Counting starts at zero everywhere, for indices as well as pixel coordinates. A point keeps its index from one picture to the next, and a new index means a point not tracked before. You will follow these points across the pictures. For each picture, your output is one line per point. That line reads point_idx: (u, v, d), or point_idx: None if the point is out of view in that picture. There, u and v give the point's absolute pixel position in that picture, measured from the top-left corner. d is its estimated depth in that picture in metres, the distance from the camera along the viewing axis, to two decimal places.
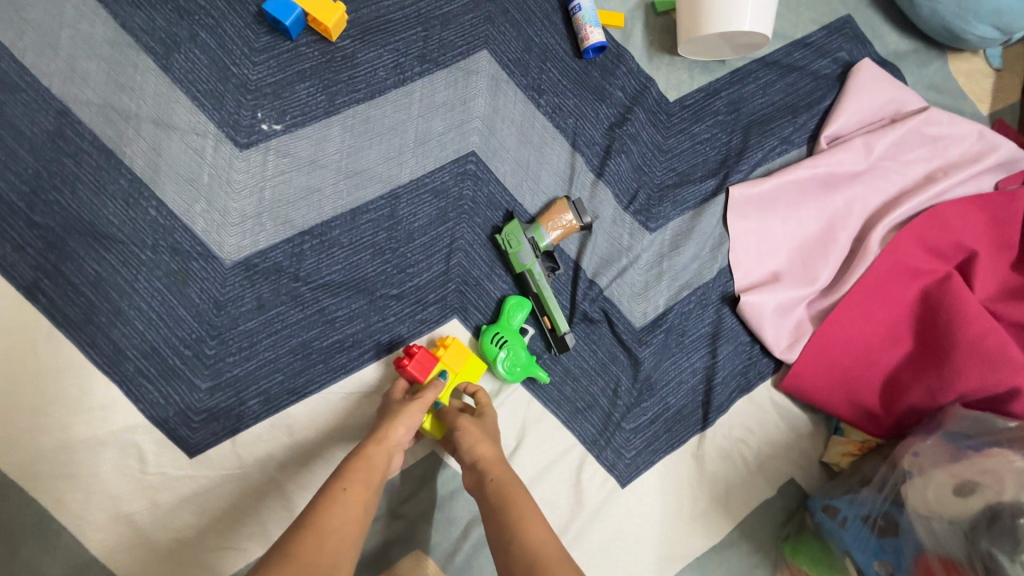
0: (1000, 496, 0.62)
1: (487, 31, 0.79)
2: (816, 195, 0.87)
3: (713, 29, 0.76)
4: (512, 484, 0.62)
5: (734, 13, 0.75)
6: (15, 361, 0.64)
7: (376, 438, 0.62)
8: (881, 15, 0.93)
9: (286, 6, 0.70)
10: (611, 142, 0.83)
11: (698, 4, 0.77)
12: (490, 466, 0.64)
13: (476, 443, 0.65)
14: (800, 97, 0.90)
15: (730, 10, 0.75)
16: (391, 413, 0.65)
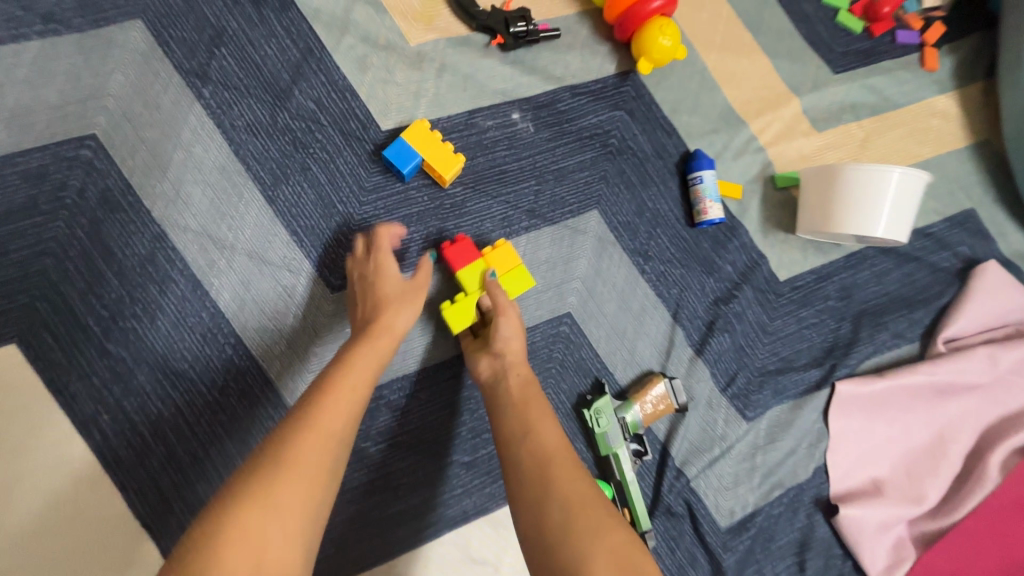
0: None
1: (601, 190, 0.75)
2: (930, 402, 0.80)
3: (843, 230, 0.72)
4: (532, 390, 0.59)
5: (868, 218, 0.71)
6: (51, 503, 0.57)
7: (345, 365, 0.53)
8: (1008, 214, 0.88)
9: (405, 154, 0.67)
10: (714, 318, 0.78)
11: (830, 200, 0.73)
12: (515, 361, 0.62)
13: (508, 336, 0.63)
14: (916, 289, 0.84)
15: (865, 214, 0.71)
16: (382, 299, 0.60)
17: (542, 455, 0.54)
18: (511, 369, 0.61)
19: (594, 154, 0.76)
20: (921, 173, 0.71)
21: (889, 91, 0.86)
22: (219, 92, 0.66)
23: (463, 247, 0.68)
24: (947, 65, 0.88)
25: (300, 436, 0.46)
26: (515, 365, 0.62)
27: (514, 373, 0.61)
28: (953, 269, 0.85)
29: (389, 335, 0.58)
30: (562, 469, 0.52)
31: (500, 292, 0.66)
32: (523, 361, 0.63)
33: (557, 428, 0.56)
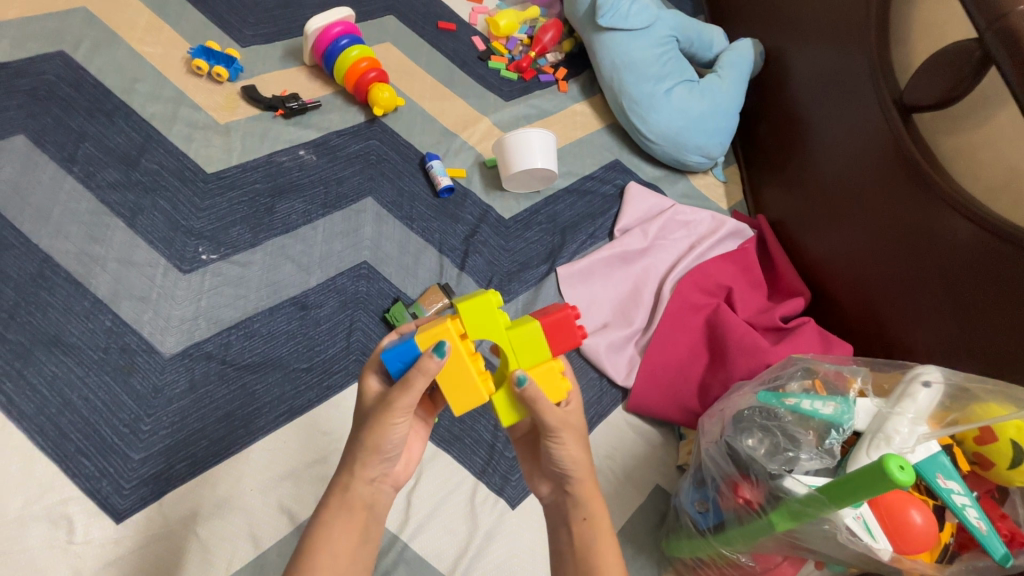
0: (734, 410, 0.78)
1: (371, 185, 1.16)
2: (619, 267, 1.24)
3: (517, 168, 1.20)
4: (592, 505, 0.73)
5: (528, 158, 1.20)
6: None
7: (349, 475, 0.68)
8: (638, 157, 1.42)
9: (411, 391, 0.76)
10: (467, 247, 1.17)
11: (506, 157, 1.21)
12: (580, 498, 0.73)
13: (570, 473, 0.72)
14: (596, 208, 1.32)
15: (526, 157, 1.20)
16: (364, 421, 0.67)
17: (591, 536, 0.72)
18: (576, 514, 0.73)
19: (361, 166, 1.17)
20: (549, 133, 1.25)
21: (544, 106, 1.42)
22: (85, 168, 0.99)
23: (565, 326, 0.71)
24: (575, 88, 1.47)
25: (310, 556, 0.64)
26: (586, 493, 0.73)
27: (575, 492, 0.73)
28: (614, 193, 1.35)
29: (382, 419, 0.66)
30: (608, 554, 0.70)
31: (554, 420, 0.69)
32: (592, 501, 0.73)
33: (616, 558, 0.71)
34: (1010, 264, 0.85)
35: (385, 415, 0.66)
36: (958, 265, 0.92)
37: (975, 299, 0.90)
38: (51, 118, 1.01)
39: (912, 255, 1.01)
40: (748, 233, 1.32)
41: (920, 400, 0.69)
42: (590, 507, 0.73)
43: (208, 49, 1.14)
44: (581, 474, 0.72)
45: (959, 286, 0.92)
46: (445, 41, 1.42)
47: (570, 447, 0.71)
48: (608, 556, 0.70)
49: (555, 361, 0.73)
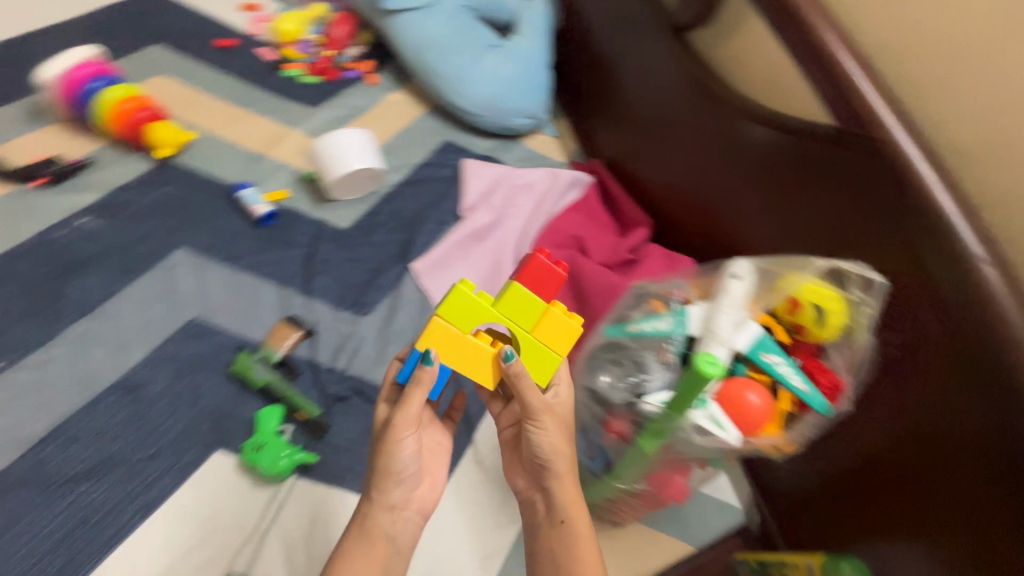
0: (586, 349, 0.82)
1: (179, 236, 1.05)
2: (474, 245, 1.22)
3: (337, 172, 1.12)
4: (575, 502, 0.76)
5: (344, 159, 1.13)
6: None
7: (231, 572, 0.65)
8: (467, 133, 1.41)
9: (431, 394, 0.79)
10: (309, 270, 1.10)
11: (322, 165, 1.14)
12: (567, 497, 0.76)
13: (560, 472, 0.76)
14: (438, 194, 1.29)
15: (342, 159, 1.14)
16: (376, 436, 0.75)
17: (569, 540, 0.75)
18: (556, 518, 0.76)
19: (162, 217, 1.05)
20: (362, 130, 1.20)
21: (357, 104, 1.35)
22: None
23: (541, 267, 0.72)
24: (386, 77, 1.42)
25: None
26: (563, 492, 0.76)
27: (557, 492, 0.76)
28: (452, 174, 1.33)
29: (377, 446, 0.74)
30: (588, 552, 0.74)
31: (535, 399, 0.72)
32: (571, 502, 0.76)
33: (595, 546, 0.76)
34: (790, 155, 0.94)
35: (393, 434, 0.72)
36: (761, 155, 1.00)
37: (780, 185, 0.97)
38: None
39: (721, 166, 1.09)
40: (588, 179, 1.36)
41: (734, 291, 0.75)
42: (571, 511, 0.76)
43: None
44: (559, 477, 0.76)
45: (768, 174, 0.99)
46: (229, 58, 1.30)
47: (554, 436, 0.75)
48: (588, 547, 0.75)
49: (555, 308, 0.74)
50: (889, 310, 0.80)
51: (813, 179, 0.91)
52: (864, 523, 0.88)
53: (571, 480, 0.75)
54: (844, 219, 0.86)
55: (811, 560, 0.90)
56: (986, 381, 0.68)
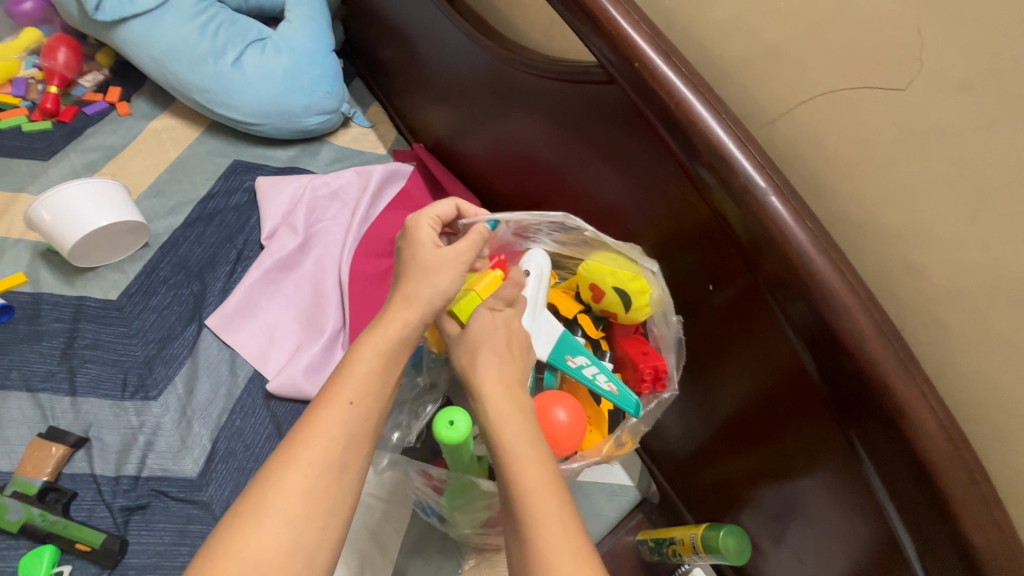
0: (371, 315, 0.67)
1: None
2: (283, 277, 1.05)
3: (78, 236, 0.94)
4: (508, 430, 0.56)
5: (85, 220, 0.95)
6: None
7: None
8: (259, 147, 1.22)
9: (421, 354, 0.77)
10: (71, 362, 0.91)
11: (61, 230, 0.95)
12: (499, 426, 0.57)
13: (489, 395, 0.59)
14: (232, 227, 1.09)
15: (82, 220, 0.95)
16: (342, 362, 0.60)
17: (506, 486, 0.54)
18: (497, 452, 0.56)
19: None
20: (111, 181, 1.01)
21: (111, 143, 1.13)
22: None
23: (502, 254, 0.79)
24: (143, 103, 1.19)
25: None
26: (492, 409, 0.58)
27: (492, 412, 0.58)
28: (248, 198, 1.13)
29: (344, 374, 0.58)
30: (530, 472, 0.54)
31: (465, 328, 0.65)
32: (515, 428, 0.57)
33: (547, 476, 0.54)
34: (583, 107, 0.81)
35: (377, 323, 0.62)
36: (554, 105, 0.86)
37: (583, 132, 0.83)
38: None
39: (528, 129, 0.95)
40: (408, 168, 1.21)
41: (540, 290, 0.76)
42: (506, 439, 0.56)
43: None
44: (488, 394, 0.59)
45: (568, 123, 0.85)
46: None
47: (484, 359, 0.62)
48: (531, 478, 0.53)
49: None
50: (719, 267, 0.72)
51: (608, 132, 0.79)
52: (746, 470, 0.84)
53: (508, 399, 0.59)
54: (653, 170, 0.74)
55: (692, 533, 0.85)
56: (801, 328, 0.60)
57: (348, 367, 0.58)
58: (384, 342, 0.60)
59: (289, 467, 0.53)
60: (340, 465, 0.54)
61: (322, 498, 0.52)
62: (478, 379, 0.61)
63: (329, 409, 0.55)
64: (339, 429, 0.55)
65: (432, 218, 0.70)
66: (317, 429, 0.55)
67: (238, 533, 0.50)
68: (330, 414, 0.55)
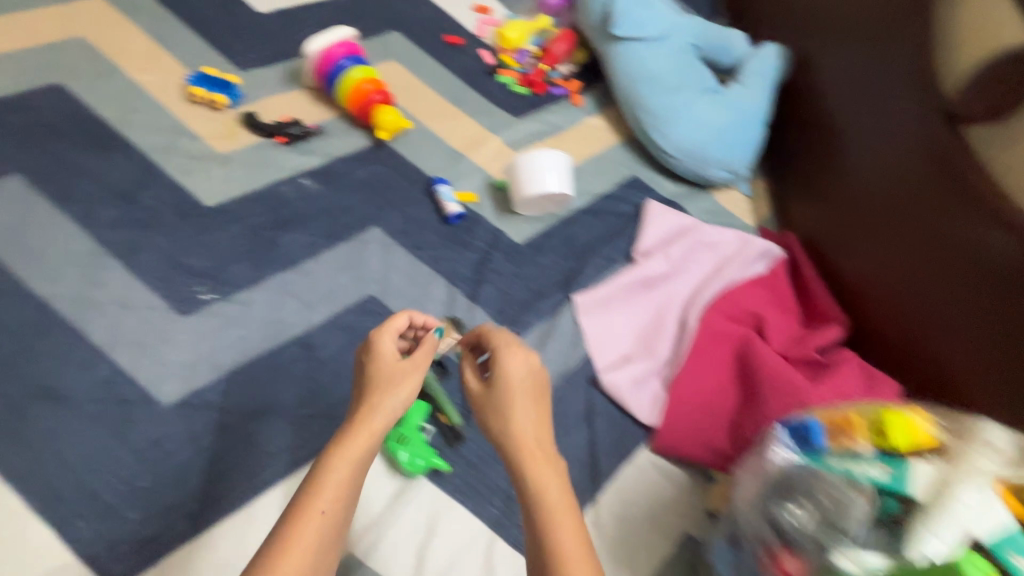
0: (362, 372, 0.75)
1: (377, 214, 1.12)
2: (641, 292, 1.16)
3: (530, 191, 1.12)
4: (536, 481, 0.65)
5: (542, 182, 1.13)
6: None
7: None
8: (656, 172, 1.35)
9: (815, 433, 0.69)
10: (479, 276, 1.11)
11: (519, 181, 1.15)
12: (537, 491, 0.64)
13: (539, 477, 0.66)
14: (615, 229, 1.24)
15: (539, 181, 1.13)
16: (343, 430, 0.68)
17: (547, 530, 0.62)
18: (538, 489, 0.65)
19: (368, 194, 1.13)
20: (562, 156, 1.18)
21: (558, 121, 1.35)
22: (81, 207, 0.95)
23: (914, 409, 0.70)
24: (589, 100, 1.40)
25: None
26: (531, 479, 0.66)
27: (523, 463, 0.67)
28: (633, 211, 1.28)
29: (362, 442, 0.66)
30: (564, 525, 0.62)
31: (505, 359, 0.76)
32: (566, 505, 0.64)
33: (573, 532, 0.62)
34: None
35: (377, 386, 0.72)
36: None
37: None
38: (48, 154, 0.98)
39: (971, 288, 0.92)
40: (777, 253, 1.23)
41: (984, 466, 0.62)
42: (541, 492, 0.64)
43: (206, 76, 1.10)
44: (531, 469, 0.66)
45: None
46: (452, 56, 1.35)
47: (521, 405, 0.72)
48: (569, 548, 0.60)
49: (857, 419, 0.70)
50: None
51: None
52: None
53: (554, 472, 0.66)
54: None
55: None
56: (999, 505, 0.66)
57: (366, 427, 0.68)
58: (382, 421, 0.69)
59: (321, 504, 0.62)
60: (344, 505, 0.64)
61: (334, 529, 0.62)
62: (518, 431, 0.70)
63: (356, 447, 0.66)
64: (333, 516, 0.62)
65: (391, 332, 0.78)
66: (332, 483, 0.63)
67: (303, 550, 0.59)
68: (363, 444, 0.66)
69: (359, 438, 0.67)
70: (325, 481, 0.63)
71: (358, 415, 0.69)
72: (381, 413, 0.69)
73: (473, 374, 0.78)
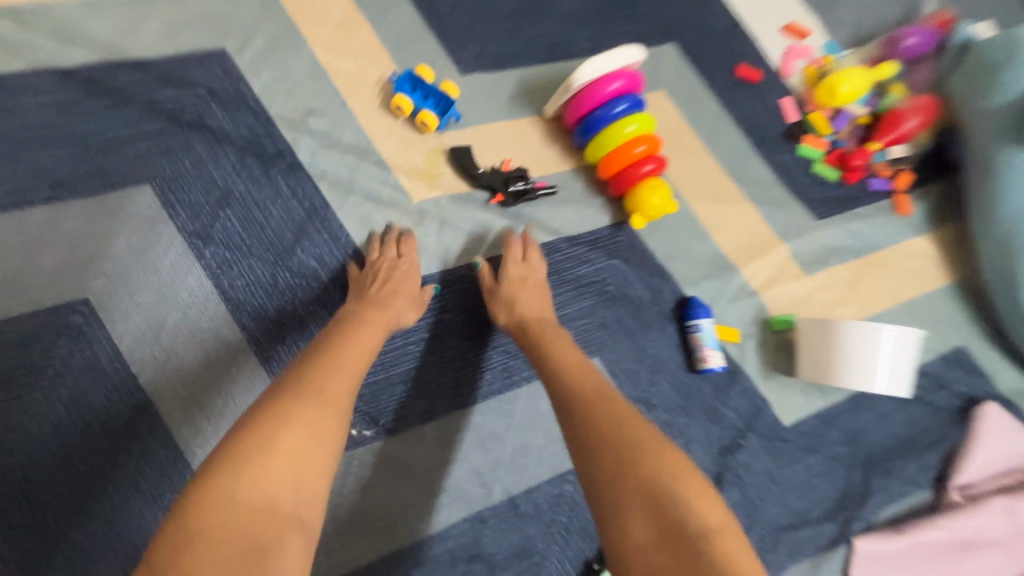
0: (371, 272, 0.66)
1: (601, 337, 0.76)
2: (957, 558, 0.75)
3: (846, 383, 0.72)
4: (620, 433, 0.54)
5: (870, 377, 0.72)
6: None
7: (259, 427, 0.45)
8: (993, 351, 0.90)
9: None
10: (722, 470, 0.75)
11: (830, 355, 0.73)
12: (601, 400, 0.58)
13: (569, 354, 0.63)
14: (922, 433, 0.83)
15: (866, 372, 0.72)
16: (382, 282, 0.65)
17: (643, 457, 0.51)
18: (608, 414, 0.56)
19: (593, 302, 0.77)
20: (916, 328, 0.72)
21: (871, 234, 0.90)
22: (221, 253, 0.67)
23: None
24: (917, 208, 0.94)
25: (277, 440, 0.45)
26: (601, 402, 0.57)
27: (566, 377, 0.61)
28: (952, 408, 0.85)
29: (378, 333, 0.61)
30: (656, 458, 0.51)
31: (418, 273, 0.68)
32: (607, 403, 0.57)
33: (662, 459, 0.51)
34: None
35: (384, 299, 0.64)
36: None
37: None
38: (191, 158, 0.68)
39: None
40: None
41: None
42: (603, 403, 0.57)
43: (417, 78, 0.74)
44: (575, 378, 0.60)
45: None
46: (742, 101, 0.92)
47: (566, 351, 0.64)
48: (652, 458, 0.51)
49: None
50: None
51: None
52: None
53: (644, 427, 0.55)
54: None
55: None
56: None
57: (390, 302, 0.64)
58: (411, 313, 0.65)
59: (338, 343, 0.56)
60: (335, 399, 0.51)
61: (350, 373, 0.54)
62: (569, 362, 0.63)
63: (379, 313, 0.62)
64: (366, 352, 0.58)
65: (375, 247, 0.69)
66: (362, 324, 0.60)
67: (278, 409, 0.47)
68: (383, 310, 0.63)
69: (415, 300, 0.66)
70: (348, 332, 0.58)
71: (364, 307, 0.62)
72: (408, 304, 0.65)
73: (521, 256, 0.72)
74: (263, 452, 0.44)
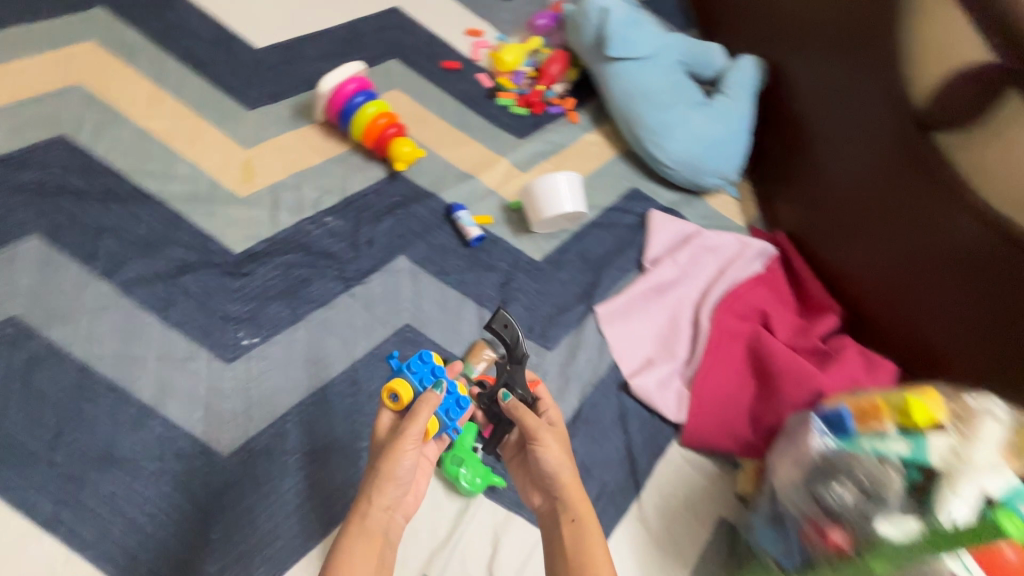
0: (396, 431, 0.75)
1: (401, 242, 1.14)
2: (654, 299, 1.23)
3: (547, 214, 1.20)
4: (583, 513, 0.79)
5: (558, 204, 1.20)
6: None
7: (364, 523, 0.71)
8: (653, 183, 1.43)
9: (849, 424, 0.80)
10: (505, 296, 1.16)
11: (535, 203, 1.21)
12: (576, 504, 0.80)
13: (561, 465, 0.82)
14: (623, 241, 1.32)
15: (554, 203, 1.20)
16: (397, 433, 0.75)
17: (580, 537, 0.77)
18: (568, 513, 0.79)
19: (389, 223, 1.14)
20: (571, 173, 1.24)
21: (558, 139, 1.40)
22: (109, 261, 0.94)
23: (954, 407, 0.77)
24: (584, 116, 1.46)
25: (357, 531, 0.71)
26: (569, 494, 0.81)
27: (563, 487, 0.81)
28: (636, 222, 1.35)
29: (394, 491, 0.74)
30: None
31: (416, 429, 0.74)
32: (577, 500, 0.80)
33: (608, 561, 0.76)
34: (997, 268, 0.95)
35: (396, 443, 0.74)
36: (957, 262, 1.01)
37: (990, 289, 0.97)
38: (64, 209, 0.96)
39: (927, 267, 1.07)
40: (771, 251, 1.33)
41: (990, 431, 0.72)
42: (565, 496, 0.81)
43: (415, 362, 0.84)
44: (549, 446, 0.83)
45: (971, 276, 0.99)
46: (452, 82, 1.38)
47: (552, 446, 0.83)
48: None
49: (915, 402, 0.77)
50: None
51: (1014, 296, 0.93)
52: None
53: (593, 527, 0.78)
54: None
55: None
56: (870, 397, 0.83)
57: (392, 467, 0.73)
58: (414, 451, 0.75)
59: (383, 460, 0.74)
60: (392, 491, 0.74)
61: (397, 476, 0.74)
62: (548, 457, 0.83)
63: (405, 449, 0.74)
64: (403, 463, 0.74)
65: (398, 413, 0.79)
66: (390, 453, 0.74)
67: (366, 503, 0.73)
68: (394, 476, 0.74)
69: (413, 424, 0.75)
70: (383, 471, 0.74)
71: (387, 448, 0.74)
72: (411, 449, 0.74)
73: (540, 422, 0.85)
74: (352, 558, 0.69)
